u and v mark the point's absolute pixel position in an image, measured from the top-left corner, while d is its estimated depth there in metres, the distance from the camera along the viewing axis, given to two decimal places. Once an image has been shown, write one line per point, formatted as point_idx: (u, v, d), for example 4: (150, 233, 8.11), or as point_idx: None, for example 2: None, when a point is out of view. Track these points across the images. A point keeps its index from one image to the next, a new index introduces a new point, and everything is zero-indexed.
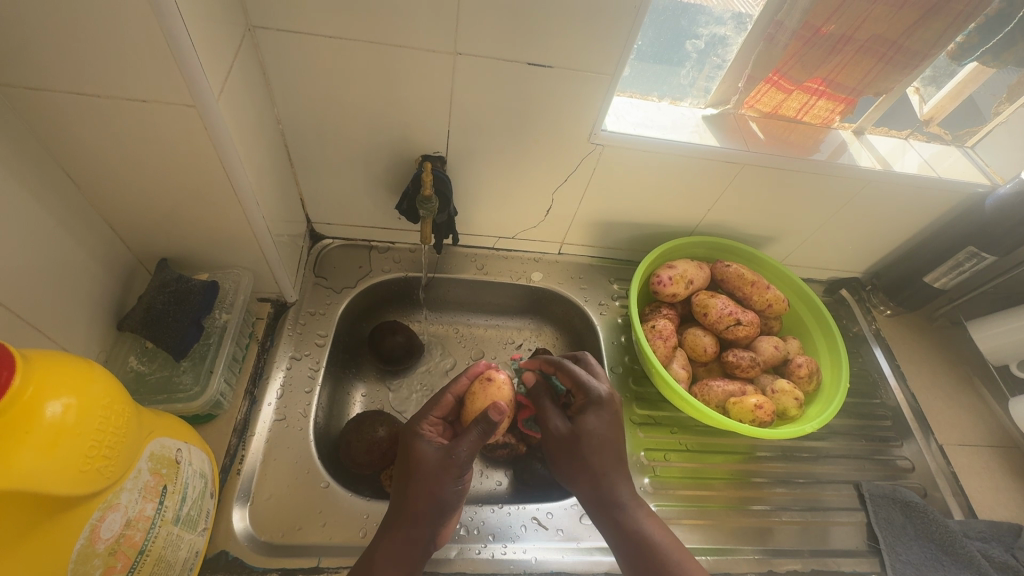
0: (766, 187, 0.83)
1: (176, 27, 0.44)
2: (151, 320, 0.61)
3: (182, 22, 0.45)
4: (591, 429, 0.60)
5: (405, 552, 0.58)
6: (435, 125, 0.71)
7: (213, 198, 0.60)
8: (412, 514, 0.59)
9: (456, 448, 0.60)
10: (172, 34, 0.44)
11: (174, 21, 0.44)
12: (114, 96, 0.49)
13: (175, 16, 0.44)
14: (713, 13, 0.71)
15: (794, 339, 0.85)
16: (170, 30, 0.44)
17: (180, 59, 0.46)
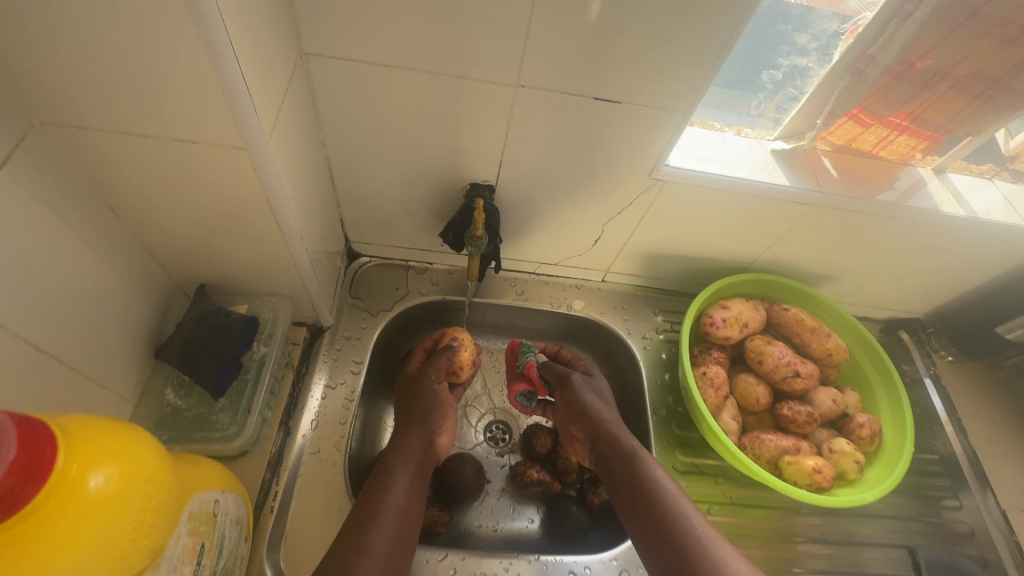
0: (835, 227, 0.77)
1: (231, 74, 0.40)
2: (190, 356, 0.59)
3: (238, 69, 0.41)
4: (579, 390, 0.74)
5: (412, 461, 0.68)
6: (486, 154, 0.67)
7: (256, 232, 0.57)
8: (410, 425, 0.73)
9: (433, 375, 0.77)
10: (227, 81, 0.40)
11: (230, 68, 0.40)
12: (158, 135, 0.46)
13: (230, 62, 0.40)
14: (797, 43, 0.64)
15: (852, 390, 0.80)
16: (225, 77, 0.40)
17: (234, 105, 0.42)
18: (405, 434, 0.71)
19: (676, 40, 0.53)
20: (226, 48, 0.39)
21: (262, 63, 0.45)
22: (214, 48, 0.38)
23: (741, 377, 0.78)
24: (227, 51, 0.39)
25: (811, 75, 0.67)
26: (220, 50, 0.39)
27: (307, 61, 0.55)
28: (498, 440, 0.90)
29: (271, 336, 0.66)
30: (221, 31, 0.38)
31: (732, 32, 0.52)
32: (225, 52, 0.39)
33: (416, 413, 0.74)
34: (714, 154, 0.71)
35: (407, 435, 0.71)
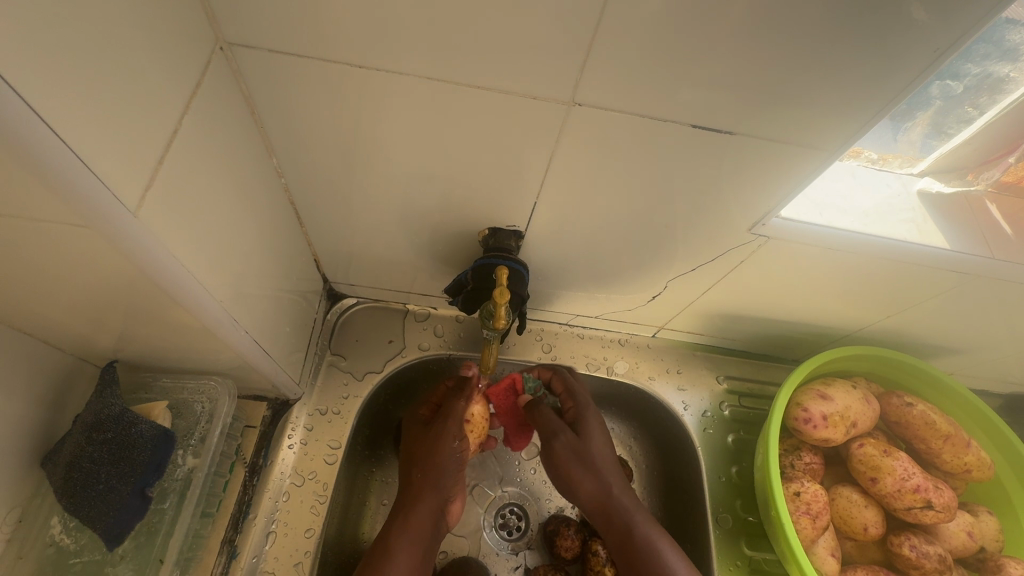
0: (989, 299, 0.56)
1: (31, 132, 0.22)
2: (76, 489, 0.41)
3: (43, 120, 0.23)
4: (591, 435, 0.60)
5: (421, 539, 0.54)
6: (512, 186, 0.47)
7: (162, 311, 0.38)
8: (420, 487, 0.57)
9: (455, 431, 0.59)
10: (23, 144, 0.22)
11: (25, 122, 0.22)
12: None
13: (24, 112, 0.22)
14: (1007, 43, 0.40)
15: (990, 513, 0.60)
16: (14, 142, 0.22)
17: (48, 179, 0.24)
18: (411, 497, 0.56)
19: (799, 37, 0.34)
20: (3, 90, 0.21)
21: (126, 79, 0.27)
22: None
23: (843, 493, 0.58)
24: (8, 96, 0.21)
25: (1007, 89, 0.45)
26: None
27: (236, 54, 0.37)
28: (512, 529, 0.69)
29: (203, 440, 0.50)
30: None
31: (959, 35, 0.34)
32: (3, 97, 0.21)
33: (428, 472, 0.57)
34: (843, 199, 0.52)
35: (417, 498, 0.56)
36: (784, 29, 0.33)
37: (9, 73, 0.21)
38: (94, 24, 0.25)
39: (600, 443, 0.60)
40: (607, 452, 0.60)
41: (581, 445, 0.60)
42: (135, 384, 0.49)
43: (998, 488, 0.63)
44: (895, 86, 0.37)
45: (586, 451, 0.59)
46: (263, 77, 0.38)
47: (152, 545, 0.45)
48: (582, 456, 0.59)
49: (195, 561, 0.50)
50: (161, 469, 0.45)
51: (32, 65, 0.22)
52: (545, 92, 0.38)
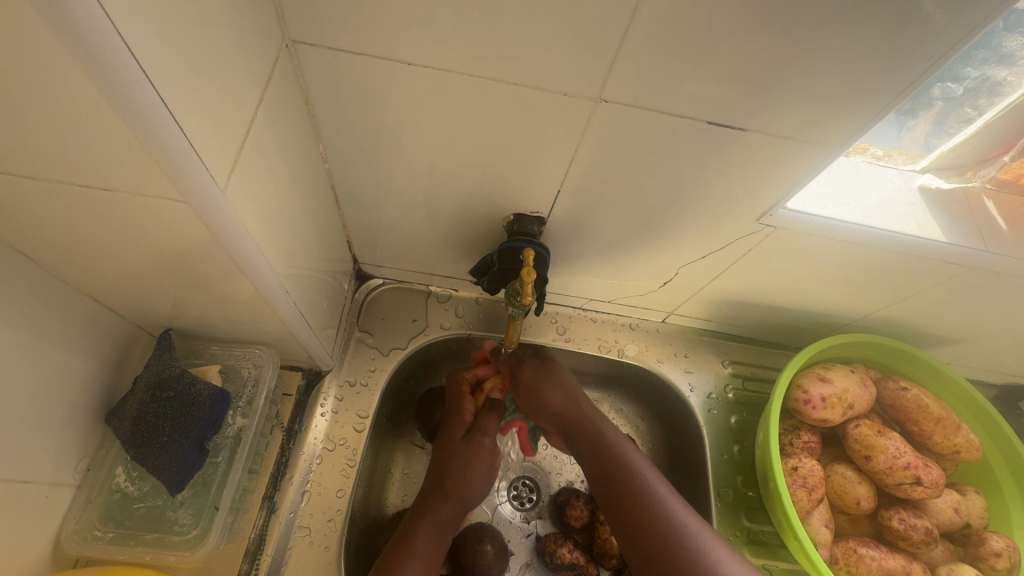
0: (985, 290, 0.59)
1: (143, 95, 0.26)
2: (143, 440, 0.47)
3: (153, 86, 0.27)
4: (547, 383, 0.60)
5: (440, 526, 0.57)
6: (538, 175, 0.51)
7: (223, 281, 0.43)
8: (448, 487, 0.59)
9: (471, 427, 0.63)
10: (136, 105, 0.26)
11: (140, 85, 0.26)
12: (62, 182, 0.32)
13: (138, 77, 0.26)
14: (1005, 48, 0.43)
15: (977, 493, 0.63)
16: (129, 102, 0.26)
17: (160, 153, 0.29)
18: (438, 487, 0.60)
19: (809, 42, 0.37)
20: (126, 57, 0.25)
21: (215, 73, 0.31)
22: (105, 61, 0.24)
23: (839, 470, 0.62)
24: (129, 63, 0.25)
25: (1005, 92, 0.47)
26: (113, 60, 0.24)
27: (299, 51, 0.41)
28: (524, 500, 0.74)
29: (250, 403, 0.55)
30: (123, 50, 0.24)
31: (957, 39, 0.37)
32: (124, 62, 0.25)
33: (457, 474, 0.60)
34: (847, 193, 0.55)
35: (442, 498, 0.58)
36: (796, 36, 0.37)
37: (140, 62, 0.25)
38: (193, 25, 0.29)
39: (558, 396, 0.60)
40: (562, 396, 0.60)
41: (535, 390, 0.61)
42: (190, 350, 0.54)
43: (984, 471, 0.67)
44: (895, 88, 0.40)
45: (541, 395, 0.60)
46: (320, 72, 0.42)
47: (206, 494, 0.52)
48: (535, 392, 0.61)
49: (241, 512, 0.55)
50: (217, 426, 0.51)
51: (148, 53, 0.26)
52: (574, 88, 0.42)
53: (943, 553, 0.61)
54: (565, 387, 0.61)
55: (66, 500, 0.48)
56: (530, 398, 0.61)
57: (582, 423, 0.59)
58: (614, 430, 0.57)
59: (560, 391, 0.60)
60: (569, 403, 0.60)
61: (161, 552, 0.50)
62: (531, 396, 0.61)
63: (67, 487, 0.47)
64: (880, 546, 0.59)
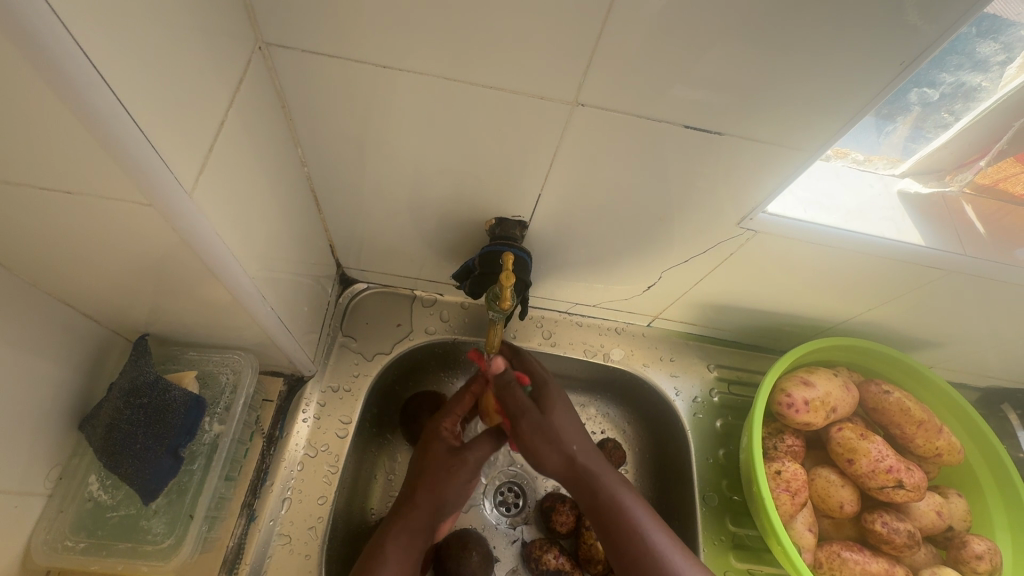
0: (965, 293, 0.59)
1: (99, 97, 0.26)
2: (115, 448, 0.46)
3: (109, 87, 0.26)
4: (554, 412, 0.58)
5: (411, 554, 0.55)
6: (518, 179, 0.50)
7: (197, 286, 0.42)
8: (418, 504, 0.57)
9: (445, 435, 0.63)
10: (92, 107, 0.26)
11: (96, 87, 0.25)
12: (22, 186, 0.31)
13: (94, 78, 0.25)
14: (978, 54, 0.44)
15: (960, 495, 0.64)
16: (85, 105, 0.26)
17: (122, 159, 0.29)
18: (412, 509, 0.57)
19: (782, 47, 0.37)
20: (80, 57, 0.24)
21: (181, 76, 0.31)
22: (57, 61, 0.24)
23: (822, 474, 0.62)
24: (83, 63, 0.24)
25: (980, 98, 0.48)
26: (66, 62, 0.24)
27: (273, 54, 0.40)
28: (510, 506, 0.73)
29: (228, 410, 0.55)
30: (80, 56, 0.24)
31: (927, 45, 0.37)
32: (77, 63, 0.24)
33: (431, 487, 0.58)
34: (827, 197, 0.55)
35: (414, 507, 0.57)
36: (768, 43, 0.37)
37: (98, 67, 0.25)
38: (157, 28, 0.28)
39: (567, 424, 0.58)
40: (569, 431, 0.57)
41: (546, 422, 0.57)
42: (166, 355, 0.54)
43: (967, 474, 0.67)
44: (867, 93, 0.40)
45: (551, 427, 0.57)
46: (295, 75, 0.42)
47: (181, 502, 0.51)
48: (545, 433, 0.56)
49: (218, 521, 0.54)
50: (192, 432, 0.50)
51: (107, 54, 0.25)
52: (551, 92, 0.42)
53: (926, 556, 0.61)
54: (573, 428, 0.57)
55: (36, 509, 0.47)
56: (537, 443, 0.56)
57: (591, 457, 0.56)
58: (609, 474, 0.56)
59: (564, 417, 0.58)
60: (580, 441, 0.57)
61: (133, 564, 0.49)
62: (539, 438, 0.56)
63: (38, 496, 0.47)
64: (863, 550, 0.59)
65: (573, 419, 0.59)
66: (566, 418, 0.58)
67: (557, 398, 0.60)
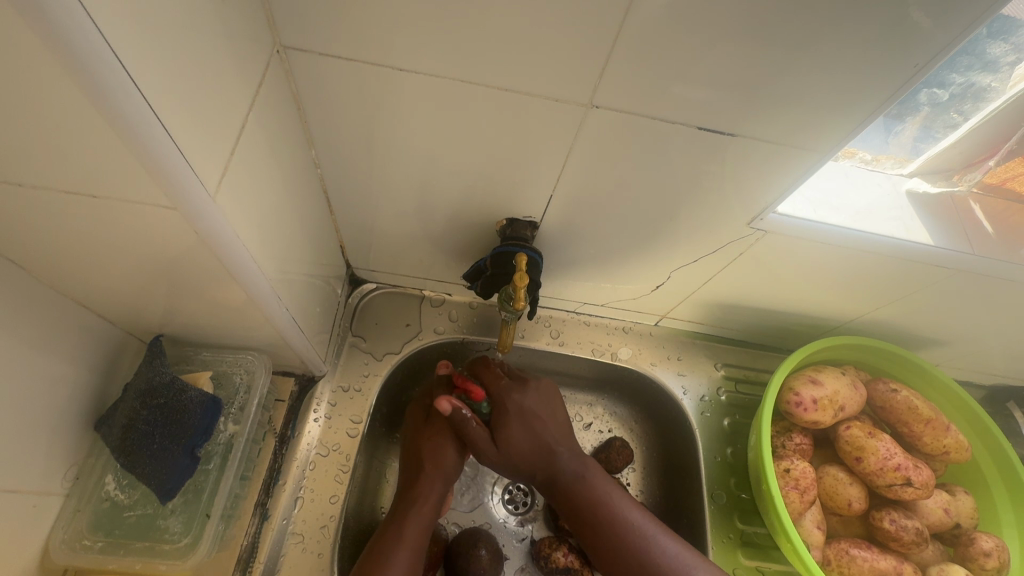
0: (972, 292, 0.59)
1: (130, 101, 0.26)
2: (134, 447, 0.47)
3: (140, 91, 0.26)
4: (534, 400, 0.62)
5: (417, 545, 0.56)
6: (530, 180, 0.51)
7: (215, 287, 0.43)
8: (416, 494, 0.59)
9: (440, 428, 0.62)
10: (123, 112, 0.26)
11: (127, 91, 0.26)
12: (48, 189, 0.31)
13: (125, 83, 0.26)
14: (988, 55, 0.44)
15: (966, 493, 0.64)
16: (116, 110, 0.26)
17: (150, 163, 0.29)
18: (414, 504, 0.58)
19: (797, 49, 0.38)
20: (112, 61, 0.25)
21: (205, 81, 0.31)
22: (91, 67, 0.24)
23: (830, 472, 0.62)
24: (114, 68, 0.25)
25: (989, 98, 0.48)
26: (99, 67, 0.24)
27: (290, 57, 0.41)
28: (518, 504, 0.74)
29: (242, 410, 0.55)
30: (113, 62, 0.25)
31: (941, 46, 0.37)
32: (110, 68, 0.25)
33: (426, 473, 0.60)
34: (836, 197, 0.55)
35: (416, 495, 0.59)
36: (782, 45, 0.37)
37: (129, 73, 0.26)
38: (183, 33, 0.29)
39: (545, 415, 0.62)
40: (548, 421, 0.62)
41: (526, 411, 0.61)
42: (181, 356, 0.54)
43: (974, 472, 0.67)
44: (879, 95, 0.41)
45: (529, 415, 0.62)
46: (311, 78, 0.42)
47: (197, 501, 0.51)
48: (524, 418, 0.61)
49: (233, 520, 0.55)
50: (208, 432, 0.50)
51: (136, 59, 0.26)
52: (566, 94, 0.42)
53: (933, 553, 0.61)
54: (554, 418, 0.62)
55: (53, 508, 0.47)
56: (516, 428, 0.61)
57: (566, 446, 0.61)
58: (581, 460, 0.61)
59: (545, 406, 0.63)
60: (557, 431, 0.62)
61: (150, 563, 0.49)
62: (520, 425, 0.61)
63: (56, 496, 0.47)
64: (871, 547, 0.60)
65: (552, 408, 0.63)
66: (546, 407, 0.63)
67: (539, 388, 0.64)
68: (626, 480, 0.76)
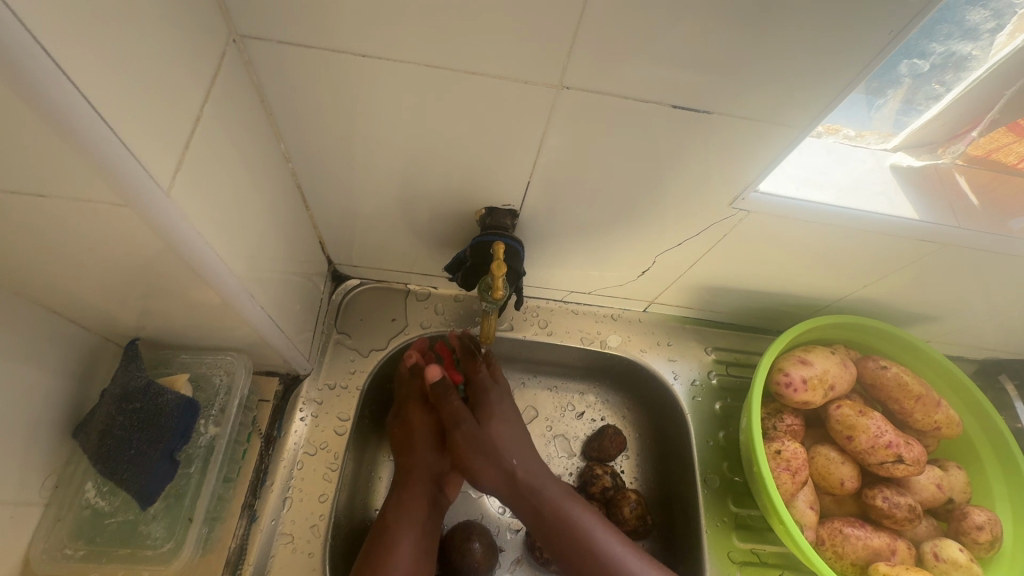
0: (960, 265, 0.59)
1: (67, 98, 0.25)
2: (110, 454, 0.46)
3: (72, 81, 0.25)
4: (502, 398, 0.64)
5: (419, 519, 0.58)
6: (506, 167, 0.50)
7: (183, 289, 0.42)
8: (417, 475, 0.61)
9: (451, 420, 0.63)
10: (55, 104, 0.25)
11: (57, 82, 0.24)
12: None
13: (55, 73, 0.24)
14: (966, 21, 0.43)
15: (958, 468, 0.64)
16: (54, 109, 0.25)
17: (99, 164, 0.28)
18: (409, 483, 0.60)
19: (769, 20, 0.36)
20: (37, 50, 0.23)
21: (151, 74, 0.30)
22: (13, 55, 0.23)
23: (822, 452, 0.62)
24: (45, 60, 0.24)
25: (970, 67, 0.47)
26: (30, 63, 0.23)
27: (248, 46, 0.39)
28: None
29: (223, 411, 0.54)
30: (46, 59, 0.24)
31: (916, 12, 0.36)
32: (43, 65, 0.24)
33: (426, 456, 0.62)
34: (820, 174, 0.55)
35: (412, 473, 0.61)
36: (755, 16, 0.36)
37: (63, 70, 0.24)
38: (121, 21, 0.27)
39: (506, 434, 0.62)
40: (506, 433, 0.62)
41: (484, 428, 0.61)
42: (159, 358, 0.53)
43: (965, 446, 0.67)
44: (855, 67, 0.40)
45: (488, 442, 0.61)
46: (271, 67, 0.41)
47: (179, 505, 0.51)
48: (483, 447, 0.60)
49: (219, 522, 0.54)
50: (186, 435, 0.50)
51: (66, 46, 0.24)
52: (535, 75, 0.41)
53: (927, 529, 0.61)
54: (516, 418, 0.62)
55: (33, 519, 0.47)
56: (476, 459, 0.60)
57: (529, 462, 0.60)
58: (555, 488, 0.59)
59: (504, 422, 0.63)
60: (522, 457, 0.60)
61: (135, 569, 0.49)
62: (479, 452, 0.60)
63: (35, 506, 0.46)
64: (865, 526, 0.59)
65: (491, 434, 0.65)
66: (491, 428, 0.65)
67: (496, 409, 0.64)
68: (619, 467, 0.75)
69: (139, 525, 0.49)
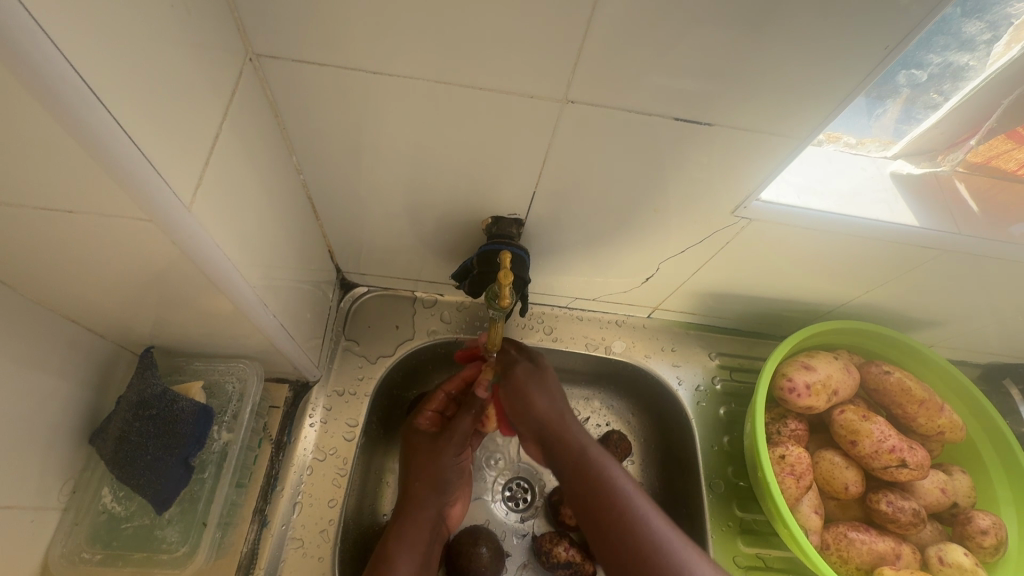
0: (962, 271, 0.59)
1: (98, 119, 0.27)
2: (127, 459, 0.47)
3: (101, 102, 0.26)
4: (543, 383, 0.61)
5: (420, 543, 0.60)
6: (511, 177, 0.51)
7: (198, 298, 0.43)
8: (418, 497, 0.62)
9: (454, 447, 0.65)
10: (86, 123, 0.26)
11: (87, 102, 0.26)
12: (22, 210, 0.31)
13: (87, 95, 0.26)
14: (963, 33, 0.44)
15: (963, 472, 0.64)
16: (86, 131, 0.26)
17: (124, 180, 0.29)
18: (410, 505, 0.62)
19: (766, 37, 0.38)
20: (71, 76, 0.25)
21: (174, 94, 0.31)
22: (51, 82, 0.24)
23: (826, 457, 0.63)
24: (79, 86, 0.25)
25: (968, 76, 0.48)
26: (66, 89, 0.25)
27: (263, 64, 0.41)
28: (519, 501, 0.74)
29: (235, 417, 0.55)
30: (81, 85, 0.25)
31: (911, 27, 0.37)
32: (78, 90, 0.25)
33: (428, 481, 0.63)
34: (820, 182, 0.55)
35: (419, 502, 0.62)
36: (753, 32, 0.38)
37: (95, 95, 0.26)
38: (149, 46, 0.29)
39: (546, 404, 0.60)
40: (557, 415, 0.59)
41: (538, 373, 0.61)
42: (173, 366, 0.55)
43: (969, 450, 0.68)
44: (852, 80, 0.41)
45: (531, 386, 0.61)
46: (285, 83, 0.42)
47: (193, 510, 0.52)
48: (527, 385, 0.60)
49: (231, 527, 0.55)
50: (201, 442, 0.51)
51: (97, 69, 0.26)
52: (541, 90, 0.42)
53: (932, 534, 0.61)
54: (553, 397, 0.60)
55: (51, 523, 0.48)
56: (524, 394, 0.60)
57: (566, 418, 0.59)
58: (595, 444, 0.57)
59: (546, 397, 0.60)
60: (573, 425, 0.59)
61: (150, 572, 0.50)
62: (524, 392, 0.60)
63: (53, 510, 0.48)
64: (869, 530, 0.60)
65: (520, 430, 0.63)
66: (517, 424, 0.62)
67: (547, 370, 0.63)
68: (625, 473, 0.76)
69: (154, 530, 0.51)
